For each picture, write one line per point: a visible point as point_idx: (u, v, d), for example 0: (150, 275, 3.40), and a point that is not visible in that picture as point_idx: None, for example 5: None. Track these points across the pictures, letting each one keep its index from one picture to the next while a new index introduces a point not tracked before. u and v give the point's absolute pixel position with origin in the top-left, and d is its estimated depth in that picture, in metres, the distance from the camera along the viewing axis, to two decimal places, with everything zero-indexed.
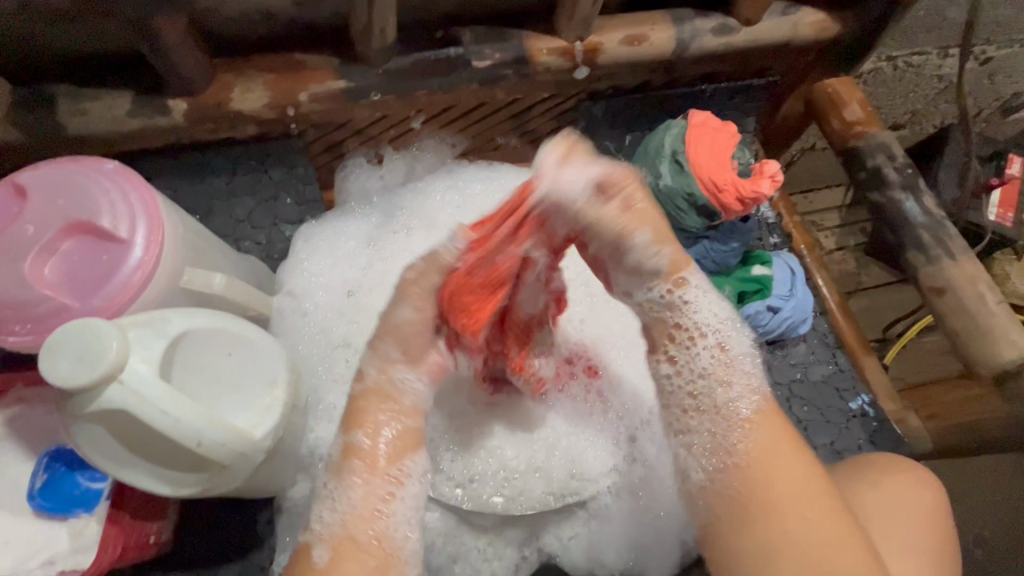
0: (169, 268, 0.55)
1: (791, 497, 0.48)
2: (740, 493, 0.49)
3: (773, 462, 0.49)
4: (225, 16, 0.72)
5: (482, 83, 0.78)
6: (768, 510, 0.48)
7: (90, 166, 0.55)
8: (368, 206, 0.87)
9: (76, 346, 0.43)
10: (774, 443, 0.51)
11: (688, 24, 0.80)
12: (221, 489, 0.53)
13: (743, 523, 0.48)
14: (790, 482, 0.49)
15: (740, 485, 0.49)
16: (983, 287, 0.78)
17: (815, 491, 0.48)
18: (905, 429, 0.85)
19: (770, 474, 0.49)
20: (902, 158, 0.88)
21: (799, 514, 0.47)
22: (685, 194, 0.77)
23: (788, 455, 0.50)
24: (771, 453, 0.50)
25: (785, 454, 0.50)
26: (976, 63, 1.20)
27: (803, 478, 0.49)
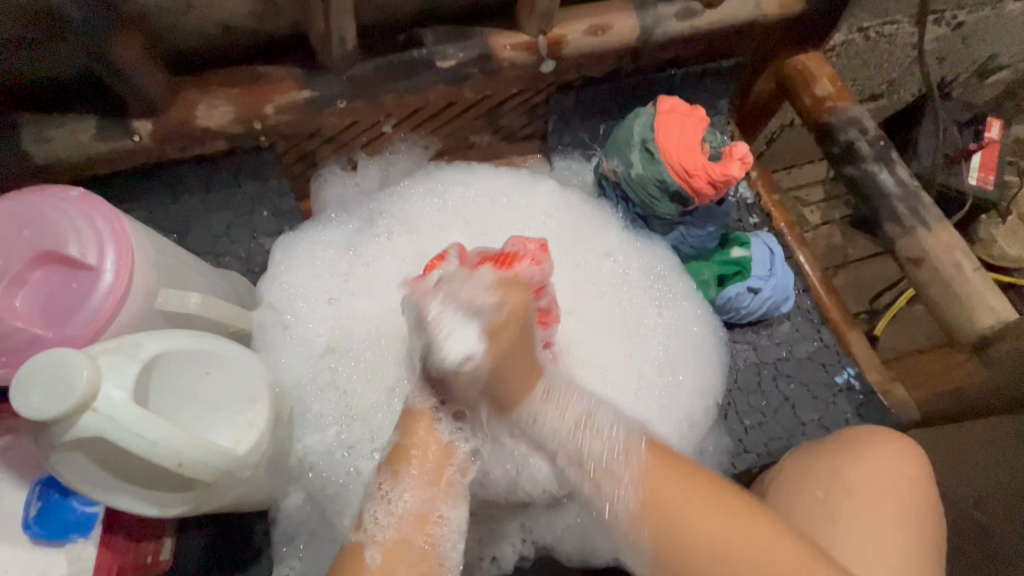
0: (143, 290, 0.56)
1: (703, 530, 0.51)
2: (655, 533, 0.52)
3: (671, 513, 0.52)
4: (182, 32, 0.71)
5: (448, 84, 0.78)
6: (691, 549, 0.51)
7: (54, 194, 0.55)
8: (345, 214, 0.86)
9: (46, 378, 0.43)
10: (667, 494, 0.53)
11: (651, 11, 0.80)
12: (212, 505, 0.54)
13: (688, 571, 0.51)
14: (700, 531, 0.51)
15: (659, 516, 0.52)
16: (959, 255, 0.79)
17: (736, 516, 0.51)
18: (892, 400, 0.86)
19: (679, 526, 0.52)
20: (874, 130, 0.88)
21: (727, 563, 0.50)
22: (657, 182, 0.78)
23: (699, 515, 0.51)
24: (664, 497, 0.52)
25: (670, 486, 0.53)
26: (949, 28, 1.20)
27: (731, 522, 0.51)
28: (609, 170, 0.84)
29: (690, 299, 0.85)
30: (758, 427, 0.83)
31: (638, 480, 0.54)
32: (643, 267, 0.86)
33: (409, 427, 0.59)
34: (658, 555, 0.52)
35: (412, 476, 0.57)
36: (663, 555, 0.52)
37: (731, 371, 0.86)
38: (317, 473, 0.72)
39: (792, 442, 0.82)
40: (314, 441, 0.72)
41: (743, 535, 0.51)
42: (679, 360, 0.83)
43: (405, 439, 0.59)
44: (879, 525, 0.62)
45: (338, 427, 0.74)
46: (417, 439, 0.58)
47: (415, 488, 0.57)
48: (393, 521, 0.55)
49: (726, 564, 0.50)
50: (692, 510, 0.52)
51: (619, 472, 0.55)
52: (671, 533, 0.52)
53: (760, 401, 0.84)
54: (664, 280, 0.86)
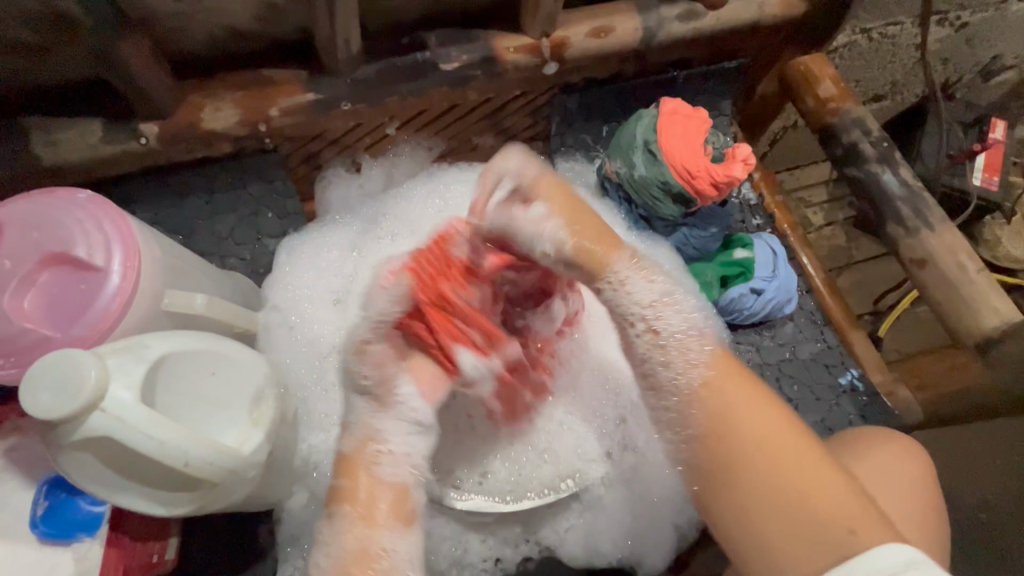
0: (149, 291, 0.56)
1: (762, 446, 0.49)
2: (711, 421, 0.51)
3: (729, 421, 0.50)
4: (188, 36, 0.72)
5: (452, 86, 0.78)
6: (743, 452, 0.49)
7: (62, 197, 0.56)
8: (350, 215, 0.87)
9: (55, 379, 0.44)
10: (740, 408, 0.51)
11: (653, 13, 0.80)
12: (217, 505, 0.54)
13: (732, 482, 0.49)
14: (759, 448, 0.49)
15: (718, 426, 0.50)
16: (963, 256, 0.78)
17: (807, 455, 0.48)
18: (895, 402, 0.86)
19: (736, 426, 0.50)
20: (878, 132, 0.88)
21: (775, 463, 0.48)
22: (660, 183, 0.78)
23: (764, 424, 0.49)
24: (734, 410, 0.50)
25: (749, 408, 0.51)
26: (952, 29, 1.19)
27: (797, 443, 0.49)
28: (611, 171, 0.84)
29: None
30: None
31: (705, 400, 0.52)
32: None
33: (346, 468, 0.51)
34: (705, 452, 0.51)
35: (349, 515, 0.49)
36: (705, 454, 0.51)
37: None
38: (320, 474, 0.72)
39: None
40: (318, 441, 0.72)
41: (798, 462, 0.48)
42: None
43: (338, 476, 0.50)
44: (894, 518, 0.62)
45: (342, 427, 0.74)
46: (358, 486, 0.49)
47: (352, 529, 0.48)
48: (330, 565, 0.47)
49: (770, 477, 0.48)
50: (762, 423, 0.50)
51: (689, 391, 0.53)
52: (731, 429, 0.50)
53: None
54: None
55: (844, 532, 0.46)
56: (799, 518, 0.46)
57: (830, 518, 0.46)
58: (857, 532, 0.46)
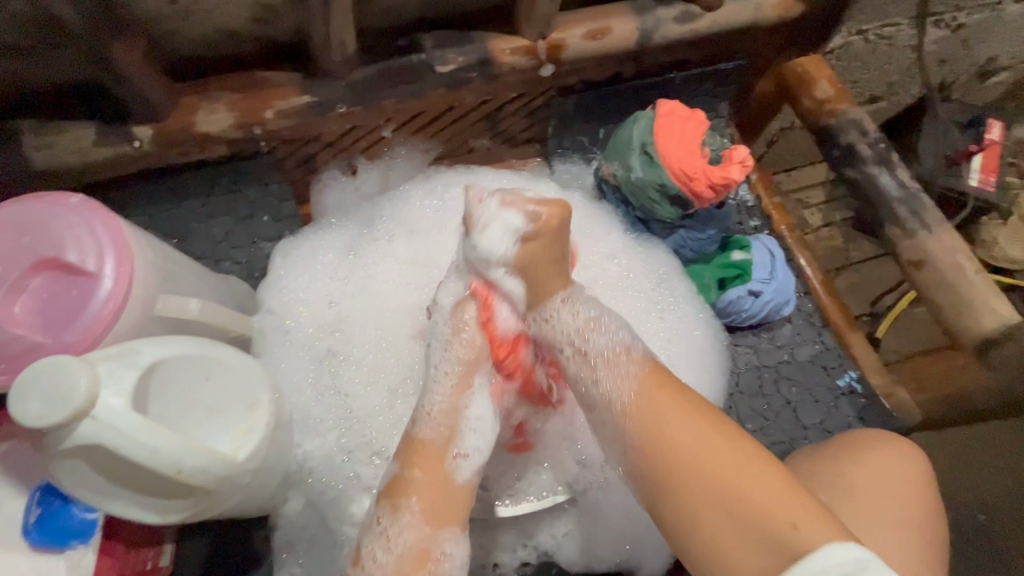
0: (142, 296, 0.56)
1: (703, 457, 0.52)
2: (642, 433, 0.55)
3: (664, 433, 0.54)
4: (182, 38, 0.71)
5: (448, 88, 0.78)
6: (681, 463, 0.53)
7: (54, 201, 0.55)
8: (345, 218, 0.86)
9: (45, 386, 0.43)
10: (669, 427, 0.54)
11: (651, 14, 0.80)
12: (211, 512, 0.54)
13: (675, 499, 0.53)
14: (697, 449, 0.53)
15: (648, 442, 0.54)
16: (961, 257, 0.78)
17: (748, 467, 0.52)
18: (894, 404, 0.86)
19: (666, 435, 0.54)
20: (875, 133, 0.88)
21: (704, 471, 0.52)
22: (657, 185, 0.78)
23: (698, 440, 0.53)
24: (662, 419, 0.55)
25: (674, 421, 0.55)
26: (949, 30, 1.20)
27: (715, 443, 0.53)
28: (609, 174, 0.84)
29: (690, 302, 0.85)
30: (760, 431, 0.82)
31: (635, 412, 0.56)
32: (643, 271, 0.85)
33: (408, 463, 0.59)
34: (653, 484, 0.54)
35: (413, 510, 0.56)
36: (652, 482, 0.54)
37: (733, 375, 0.85)
38: (316, 479, 0.71)
39: (794, 445, 0.82)
40: (314, 446, 0.72)
41: (740, 462, 0.52)
42: (681, 363, 0.82)
43: (405, 471, 0.58)
44: (889, 526, 0.62)
45: (337, 432, 0.73)
46: (417, 473, 0.57)
47: (410, 523, 0.56)
48: (390, 559, 0.54)
49: (707, 475, 0.52)
50: (690, 428, 0.54)
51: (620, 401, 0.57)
52: (664, 442, 0.54)
53: (762, 404, 0.84)
54: (665, 283, 0.85)
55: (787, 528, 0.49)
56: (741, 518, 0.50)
57: (767, 513, 0.50)
58: (805, 522, 0.49)
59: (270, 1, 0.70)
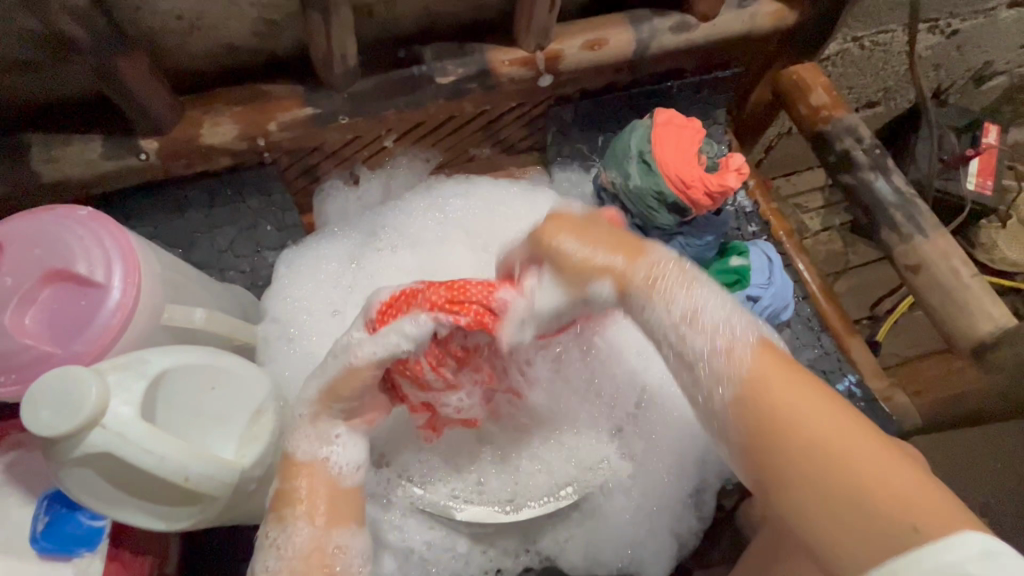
0: (149, 306, 0.57)
1: (826, 435, 0.43)
2: (748, 410, 0.46)
3: (777, 416, 0.44)
4: (186, 52, 0.73)
5: (448, 99, 0.79)
6: (791, 434, 0.44)
7: (63, 214, 0.56)
8: (348, 227, 0.87)
9: (56, 396, 0.44)
10: (782, 389, 0.45)
11: (646, 25, 0.81)
12: (216, 520, 0.55)
13: (768, 433, 0.44)
14: (810, 433, 0.43)
15: (758, 424, 0.45)
16: (956, 261, 0.79)
17: (855, 432, 0.43)
18: (893, 407, 0.86)
19: (779, 404, 0.45)
20: (870, 139, 0.89)
21: (828, 455, 0.42)
22: (655, 192, 0.78)
23: (811, 399, 0.45)
24: (782, 387, 0.45)
25: (785, 383, 0.46)
26: (943, 36, 1.21)
27: (843, 419, 0.44)
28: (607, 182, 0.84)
29: None
30: None
31: (749, 368, 0.46)
32: None
33: (289, 472, 0.54)
34: (745, 431, 0.45)
35: (305, 521, 0.52)
36: (755, 447, 0.45)
37: None
38: None
39: None
40: None
41: (861, 452, 0.43)
42: None
43: (286, 481, 0.54)
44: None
45: None
46: (301, 484, 0.53)
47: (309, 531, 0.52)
48: (284, 565, 0.51)
49: (826, 450, 0.42)
50: (811, 412, 0.44)
51: (734, 359, 0.47)
52: (778, 416, 0.44)
53: None
54: None
55: (906, 525, 0.40)
56: (860, 505, 0.41)
57: (891, 509, 0.40)
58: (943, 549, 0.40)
59: (273, 16, 0.71)
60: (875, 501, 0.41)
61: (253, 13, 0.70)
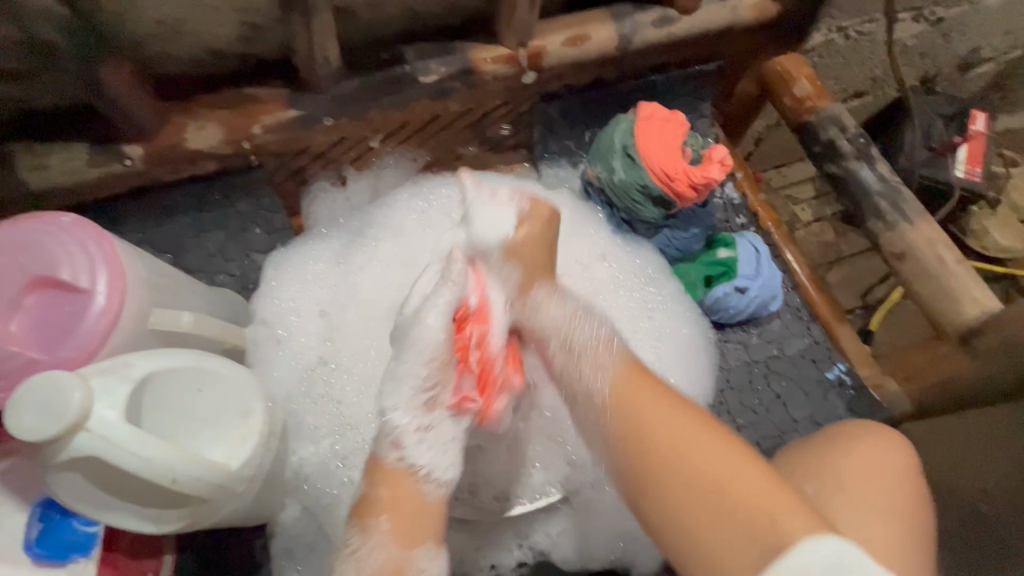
0: (135, 311, 0.57)
1: (679, 450, 0.56)
2: (626, 432, 0.58)
3: (648, 436, 0.57)
4: (169, 58, 0.73)
5: (432, 98, 0.79)
6: (655, 443, 0.57)
7: (45, 220, 0.56)
8: (336, 229, 0.87)
9: (40, 400, 0.44)
10: (649, 414, 0.58)
11: (629, 19, 0.81)
12: (207, 521, 0.55)
13: (659, 490, 0.55)
14: (685, 454, 0.56)
15: (636, 440, 0.57)
16: (942, 248, 0.79)
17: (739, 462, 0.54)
18: (883, 394, 0.86)
19: (652, 437, 0.57)
20: (854, 129, 0.89)
21: (687, 458, 0.55)
22: (639, 187, 0.79)
23: (671, 418, 0.58)
24: (643, 412, 0.59)
25: (653, 415, 0.58)
26: (928, 25, 1.21)
27: (707, 439, 0.56)
28: (592, 177, 0.85)
29: (676, 301, 0.86)
30: (750, 426, 0.83)
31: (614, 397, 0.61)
32: (630, 271, 0.86)
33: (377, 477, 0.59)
34: (626, 451, 0.58)
35: (384, 529, 0.56)
36: (634, 471, 0.57)
37: (722, 371, 0.86)
38: (312, 486, 0.72)
39: (786, 439, 0.83)
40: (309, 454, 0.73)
41: (741, 474, 0.54)
42: (668, 362, 0.83)
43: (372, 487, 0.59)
44: (871, 516, 0.62)
45: (332, 439, 0.75)
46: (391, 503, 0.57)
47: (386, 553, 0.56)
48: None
49: (686, 458, 0.55)
50: (678, 435, 0.57)
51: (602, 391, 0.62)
52: (649, 439, 0.57)
53: (753, 399, 0.85)
54: (653, 283, 0.86)
55: (765, 522, 0.52)
56: (726, 502, 0.53)
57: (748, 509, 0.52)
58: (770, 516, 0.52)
59: (254, 19, 0.72)
60: (738, 496, 0.53)
61: (234, 17, 0.70)
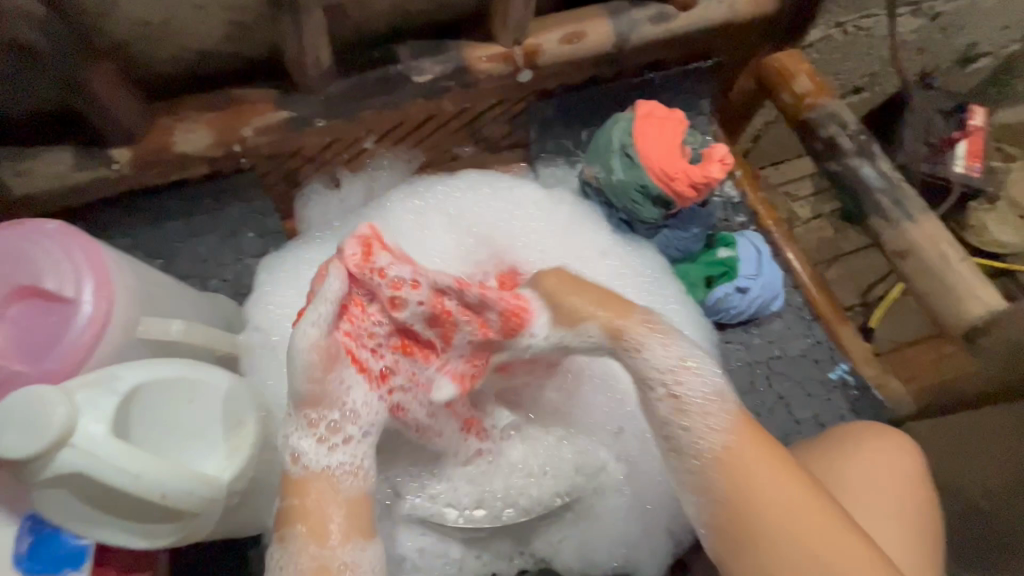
0: (123, 320, 0.55)
1: (796, 525, 0.51)
2: (732, 501, 0.53)
3: (760, 504, 0.52)
4: (156, 59, 0.71)
5: (426, 98, 0.78)
6: (759, 511, 0.52)
7: (28, 228, 0.55)
8: (330, 232, 0.86)
9: (22, 416, 0.43)
10: (758, 478, 0.53)
11: (625, 16, 0.80)
12: (200, 535, 0.53)
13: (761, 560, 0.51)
14: (792, 530, 0.51)
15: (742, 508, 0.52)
16: (945, 246, 0.78)
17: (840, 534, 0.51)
18: (886, 395, 0.85)
19: (760, 501, 0.52)
20: (855, 125, 0.88)
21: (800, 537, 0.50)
22: (638, 186, 0.78)
23: (782, 493, 0.52)
24: (754, 474, 0.53)
25: (767, 478, 0.53)
26: (927, 19, 1.20)
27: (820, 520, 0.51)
28: (590, 177, 0.84)
29: (679, 302, 0.84)
30: None
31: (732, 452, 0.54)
32: (632, 272, 0.85)
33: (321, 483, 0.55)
34: (725, 513, 0.53)
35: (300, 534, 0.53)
36: (735, 539, 0.52)
37: (725, 372, 0.85)
38: None
39: (789, 441, 0.82)
40: None
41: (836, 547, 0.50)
42: None
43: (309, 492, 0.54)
44: (886, 517, 0.62)
45: None
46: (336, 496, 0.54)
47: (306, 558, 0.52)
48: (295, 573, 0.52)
49: (793, 528, 0.51)
50: (785, 502, 0.52)
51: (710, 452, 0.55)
52: (759, 509, 0.52)
53: (756, 400, 0.84)
54: (654, 283, 0.84)
55: None
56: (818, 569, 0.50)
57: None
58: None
59: (243, 18, 0.70)
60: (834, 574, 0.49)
61: (222, 16, 0.69)
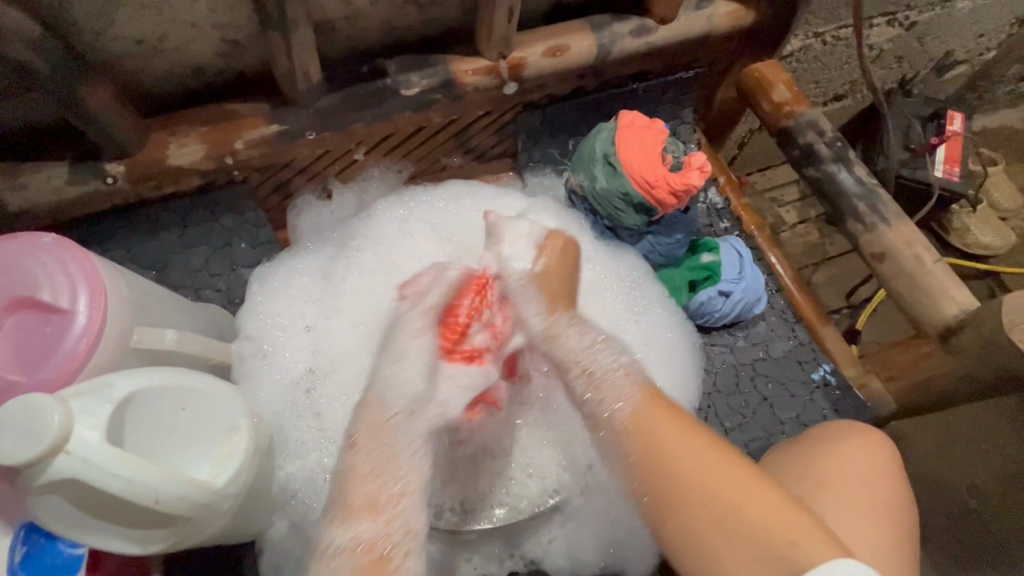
0: (118, 329, 0.57)
1: (710, 480, 0.52)
2: (645, 462, 0.55)
3: (670, 456, 0.54)
4: (149, 76, 0.73)
5: (414, 110, 0.80)
6: (686, 490, 0.52)
7: (25, 241, 0.56)
8: (322, 241, 0.88)
9: (17, 424, 0.44)
10: (674, 437, 0.55)
11: (606, 30, 0.83)
12: (191, 541, 0.54)
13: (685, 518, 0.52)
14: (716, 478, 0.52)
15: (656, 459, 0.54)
16: (919, 248, 0.81)
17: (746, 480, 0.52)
18: (867, 394, 0.89)
19: (677, 458, 0.53)
20: (831, 132, 0.91)
21: (713, 485, 0.51)
22: (621, 194, 0.80)
23: (690, 445, 0.54)
24: (662, 440, 0.54)
25: (674, 439, 0.55)
26: (902, 29, 1.23)
27: (727, 466, 0.52)
28: (576, 185, 0.86)
29: (662, 306, 0.87)
30: (737, 429, 0.84)
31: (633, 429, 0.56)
32: (615, 276, 0.87)
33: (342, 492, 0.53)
34: (655, 496, 0.53)
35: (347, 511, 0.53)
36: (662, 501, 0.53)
37: (709, 375, 0.87)
38: (300, 501, 0.72)
39: (772, 441, 0.83)
40: (296, 468, 0.73)
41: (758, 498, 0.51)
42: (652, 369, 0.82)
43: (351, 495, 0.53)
44: (854, 513, 0.63)
45: (318, 451, 0.75)
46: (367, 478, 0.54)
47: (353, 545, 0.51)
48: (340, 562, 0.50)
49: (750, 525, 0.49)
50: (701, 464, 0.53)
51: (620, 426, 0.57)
52: (671, 461, 0.53)
53: (740, 401, 0.85)
54: (640, 288, 0.87)
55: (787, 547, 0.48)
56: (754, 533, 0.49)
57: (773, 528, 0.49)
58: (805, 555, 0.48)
59: (234, 35, 0.72)
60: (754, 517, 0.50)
61: (214, 34, 0.71)
